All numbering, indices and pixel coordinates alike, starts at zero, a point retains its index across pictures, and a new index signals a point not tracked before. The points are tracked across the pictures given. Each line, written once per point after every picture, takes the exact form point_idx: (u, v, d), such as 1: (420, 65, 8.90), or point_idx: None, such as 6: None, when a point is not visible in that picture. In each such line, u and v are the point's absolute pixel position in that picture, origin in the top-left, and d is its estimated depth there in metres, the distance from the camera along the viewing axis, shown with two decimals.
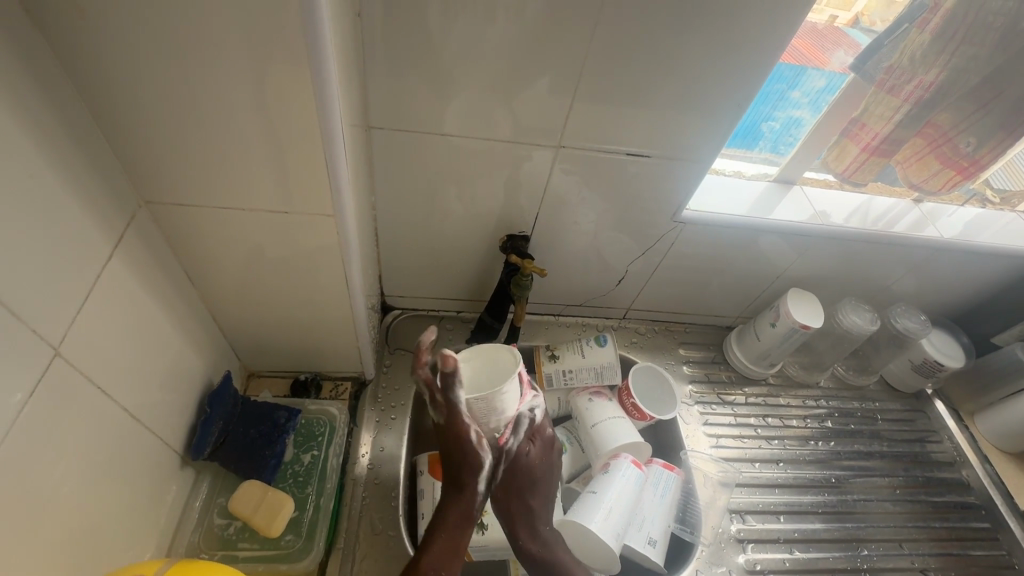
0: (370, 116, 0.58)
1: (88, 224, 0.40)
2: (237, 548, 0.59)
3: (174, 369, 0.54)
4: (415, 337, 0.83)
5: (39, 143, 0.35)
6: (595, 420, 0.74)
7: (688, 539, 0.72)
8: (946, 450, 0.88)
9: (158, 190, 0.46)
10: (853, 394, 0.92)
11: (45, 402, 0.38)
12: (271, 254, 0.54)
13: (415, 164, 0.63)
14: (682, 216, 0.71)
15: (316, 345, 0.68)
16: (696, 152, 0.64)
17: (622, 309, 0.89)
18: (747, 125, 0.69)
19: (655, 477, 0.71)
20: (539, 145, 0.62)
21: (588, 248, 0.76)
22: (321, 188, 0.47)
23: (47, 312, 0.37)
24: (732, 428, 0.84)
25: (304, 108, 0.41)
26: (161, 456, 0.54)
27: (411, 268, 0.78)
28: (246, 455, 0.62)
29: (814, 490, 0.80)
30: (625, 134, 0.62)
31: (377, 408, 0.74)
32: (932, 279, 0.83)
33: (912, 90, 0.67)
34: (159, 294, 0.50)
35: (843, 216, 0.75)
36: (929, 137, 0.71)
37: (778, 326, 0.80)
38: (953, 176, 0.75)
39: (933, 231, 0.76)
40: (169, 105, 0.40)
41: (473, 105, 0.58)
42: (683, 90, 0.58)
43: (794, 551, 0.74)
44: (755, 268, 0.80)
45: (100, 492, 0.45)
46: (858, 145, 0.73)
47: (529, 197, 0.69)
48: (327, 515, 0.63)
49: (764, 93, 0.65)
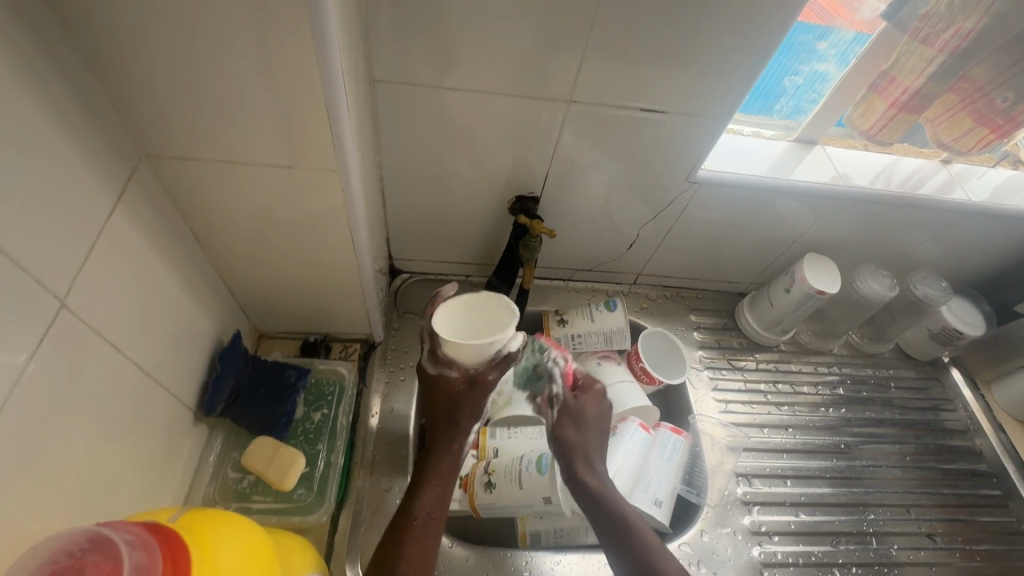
0: (374, 70, 0.56)
1: (88, 178, 0.39)
2: (251, 501, 0.61)
3: (183, 327, 0.54)
4: (424, 300, 0.83)
5: (32, 92, 0.34)
6: (603, 384, 0.74)
7: (694, 500, 0.73)
8: (959, 418, 0.87)
9: (158, 145, 0.45)
10: (867, 361, 0.91)
11: (55, 355, 0.38)
12: (275, 213, 0.53)
13: (422, 122, 0.61)
14: (698, 176, 0.68)
15: (324, 307, 0.68)
16: (715, 107, 0.61)
17: (633, 274, 0.87)
18: (768, 79, 0.66)
19: (662, 441, 0.71)
20: (549, 102, 0.60)
21: (598, 211, 0.75)
22: (322, 143, 0.46)
23: (51, 265, 0.37)
24: (741, 393, 0.83)
25: (303, 56, 0.39)
26: (175, 412, 0.55)
27: (418, 231, 0.77)
28: (257, 411, 0.63)
29: (822, 455, 0.80)
30: (640, 89, 0.59)
31: (386, 369, 0.75)
32: (956, 244, 0.81)
33: (948, 40, 0.63)
34: (165, 252, 0.50)
35: (867, 178, 0.72)
36: (963, 93, 0.68)
37: (793, 292, 0.78)
38: (987, 134, 0.71)
39: (961, 194, 0.73)
40: (165, 52, 0.38)
41: (480, 57, 0.55)
42: (703, 42, 0.54)
43: (800, 514, 0.74)
44: (771, 232, 0.78)
45: (115, 444, 0.46)
46: (886, 100, 0.69)
47: (538, 158, 0.67)
48: (338, 471, 0.64)
49: (785, 45, 0.62)
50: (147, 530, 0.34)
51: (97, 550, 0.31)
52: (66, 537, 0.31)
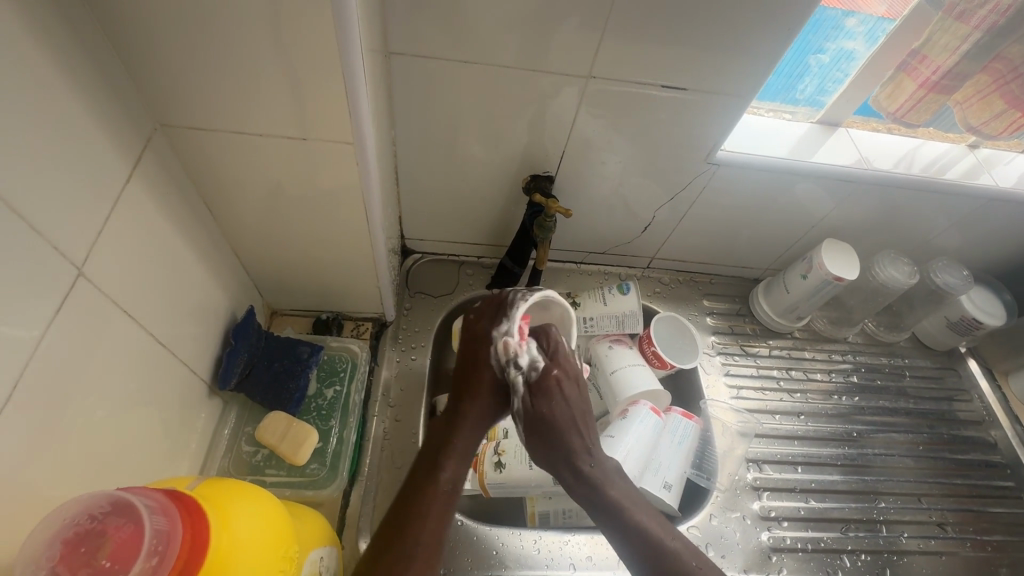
0: (389, 42, 0.54)
1: (103, 145, 0.39)
2: (264, 474, 0.61)
3: (198, 301, 0.54)
4: (435, 281, 0.83)
5: (46, 55, 0.33)
6: (615, 367, 0.74)
7: (704, 485, 0.72)
8: (974, 409, 0.86)
9: (173, 115, 0.44)
10: (882, 350, 0.90)
11: (71, 324, 0.38)
12: (288, 188, 0.53)
13: (437, 98, 0.60)
14: (717, 157, 0.67)
15: (336, 285, 0.68)
16: (739, 85, 0.59)
17: (647, 258, 0.86)
18: (793, 58, 0.64)
19: (673, 425, 0.71)
20: (568, 78, 0.58)
21: (613, 193, 0.73)
22: (338, 115, 0.45)
23: (67, 232, 0.37)
24: (753, 379, 0.83)
25: (319, 22, 0.38)
26: (190, 384, 0.55)
27: (431, 210, 0.76)
28: (271, 387, 0.63)
29: (833, 443, 0.79)
30: (662, 65, 0.57)
31: (397, 349, 0.75)
32: (978, 232, 0.79)
33: (984, 16, 0.61)
34: (180, 225, 0.49)
35: (890, 162, 0.70)
36: (996, 73, 0.65)
37: (810, 278, 0.77)
38: (1018, 117, 0.69)
39: (988, 179, 0.71)
40: (180, 17, 0.37)
41: (497, 30, 0.54)
42: (729, 16, 0.52)
43: (810, 501, 0.74)
44: (789, 216, 0.77)
45: (132, 414, 0.46)
46: (916, 80, 0.67)
47: (554, 136, 0.65)
48: (350, 447, 0.65)
49: (813, 21, 0.60)
50: (165, 495, 0.34)
51: (118, 513, 0.31)
52: (88, 496, 0.31)
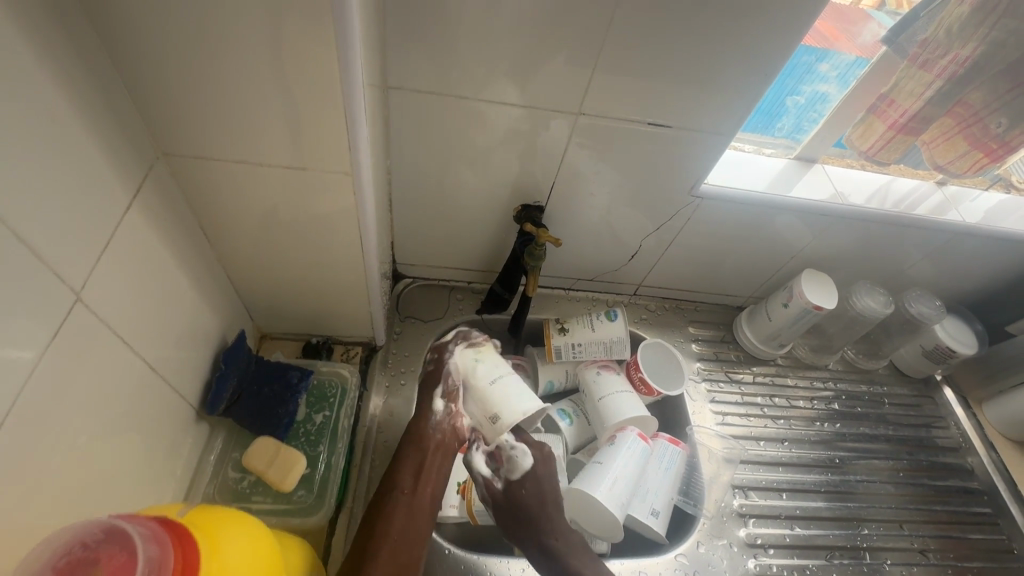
0: (388, 75, 0.56)
1: (106, 171, 0.40)
2: (250, 501, 0.61)
3: (190, 325, 0.54)
4: (425, 305, 0.83)
5: (56, 85, 0.34)
6: (603, 394, 0.75)
7: (691, 512, 0.73)
8: (951, 436, 0.88)
9: (175, 143, 0.45)
10: (861, 377, 0.92)
11: (63, 349, 0.38)
12: (284, 215, 0.54)
13: (432, 130, 0.62)
14: (701, 190, 0.70)
15: (328, 310, 0.69)
16: (720, 123, 0.62)
17: (634, 285, 0.88)
18: (770, 100, 0.68)
19: (660, 451, 0.72)
20: (558, 113, 0.61)
21: (601, 222, 0.75)
22: (337, 145, 0.47)
23: (68, 256, 0.37)
24: (738, 406, 0.84)
25: (323, 59, 0.40)
26: (178, 409, 0.55)
27: (424, 237, 0.77)
28: (259, 411, 0.63)
29: (817, 469, 0.80)
30: (647, 104, 0.60)
31: (386, 373, 0.75)
32: (948, 264, 0.82)
33: (946, 66, 0.65)
34: (176, 249, 0.50)
35: (863, 197, 0.74)
36: (959, 117, 0.69)
37: (791, 307, 0.79)
38: (981, 158, 0.73)
39: (956, 215, 0.75)
40: (190, 52, 0.39)
41: (491, 67, 0.56)
42: (708, 60, 0.56)
43: (794, 528, 0.74)
44: (771, 247, 0.80)
45: (119, 440, 0.46)
46: (885, 122, 0.71)
47: (545, 167, 0.67)
48: (338, 473, 0.64)
49: (789, 65, 0.63)
50: (158, 523, 0.34)
51: (111, 541, 0.32)
52: (81, 522, 0.32)
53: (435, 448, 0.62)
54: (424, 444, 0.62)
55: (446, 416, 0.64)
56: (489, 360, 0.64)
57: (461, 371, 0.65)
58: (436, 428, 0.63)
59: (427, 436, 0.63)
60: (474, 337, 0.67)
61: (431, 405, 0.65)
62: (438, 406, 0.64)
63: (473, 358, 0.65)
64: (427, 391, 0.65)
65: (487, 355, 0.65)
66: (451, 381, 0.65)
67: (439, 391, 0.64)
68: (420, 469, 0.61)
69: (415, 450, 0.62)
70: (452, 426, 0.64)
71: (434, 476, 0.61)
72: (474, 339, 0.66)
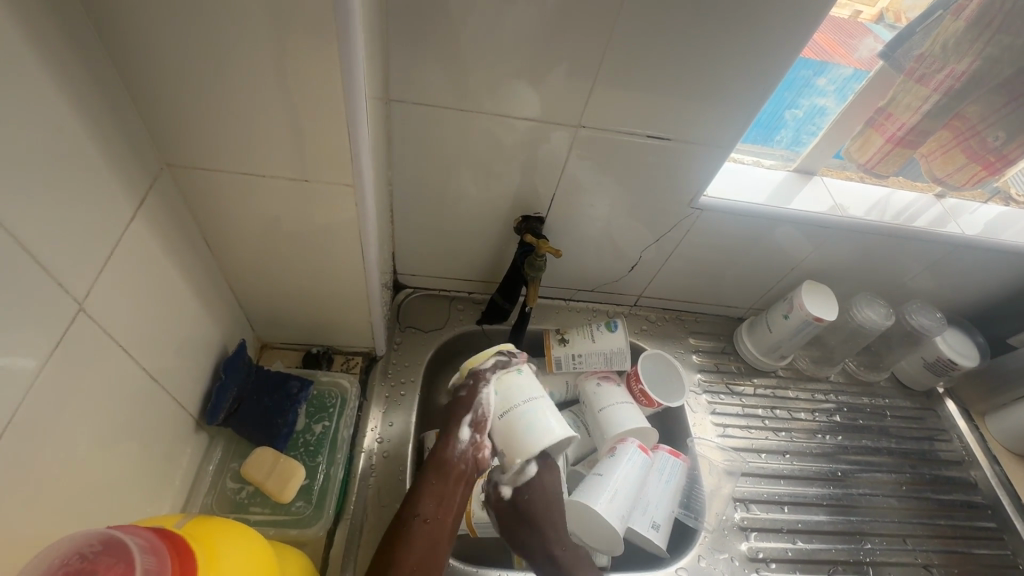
0: (390, 89, 0.57)
1: (112, 183, 0.40)
2: (248, 512, 0.60)
3: (191, 335, 0.55)
4: (425, 315, 0.84)
5: (65, 99, 0.35)
6: (603, 405, 0.74)
7: (692, 525, 0.73)
8: (954, 449, 0.87)
9: (180, 156, 0.46)
10: (863, 389, 0.92)
11: (65, 359, 0.38)
12: (287, 227, 0.54)
13: (433, 142, 0.63)
14: (700, 202, 0.70)
15: (329, 320, 0.69)
16: (719, 136, 0.63)
17: (634, 296, 0.88)
18: (769, 113, 0.69)
19: (661, 463, 0.71)
20: (559, 126, 0.61)
21: (601, 234, 0.76)
22: (339, 158, 0.47)
23: (72, 266, 0.38)
24: (739, 418, 0.84)
25: (327, 74, 0.41)
26: (177, 418, 0.55)
27: (425, 248, 0.78)
28: (258, 421, 0.63)
29: (819, 482, 0.80)
30: (646, 117, 0.61)
31: (387, 384, 0.75)
32: (948, 276, 0.82)
33: (942, 80, 0.65)
34: (179, 260, 0.50)
35: (863, 209, 0.74)
36: (957, 130, 0.70)
37: (791, 318, 0.79)
38: (979, 171, 0.73)
39: (954, 227, 0.75)
40: (196, 67, 0.40)
41: (492, 82, 0.57)
42: (704, 74, 0.56)
43: (797, 542, 0.74)
44: (771, 259, 0.80)
45: (119, 449, 0.46)
46: (883, 135, 0.71)
47: (546, 178, 0.68)
48: (336, 484, 0.64)
49: (788, 79, 0.64)
50: (156, 535, 0.34)
51: (109, 552, 0.32)
52: (82, 532, 0.32)
53: (457, 477, 0.61)
54: (446, 473, 0.61)
55: (471, 447, 0.62)
56: (516, 383, 0.62)
57: (491, 402, 0.62)
58: (460, 458, 0.61)
59: (452, 467, 0.61)
60: (512, 362, 0.64)
61: (456, 434, 0.62)
62: (462, 438, 0.62)
63: (506, 388, 0.62)
64: (457, 418, 0.63)
65: (509, 382, 0.62)
66: (481, 411, 0.62)
67: (467, 421, 0.62)
68: (440, 495, 0.60)
69: (437, 475, 0.61)
70: (476, 457, 0.62)
71: (455, 505, 0.60)
72: (513, 362, 0.64)
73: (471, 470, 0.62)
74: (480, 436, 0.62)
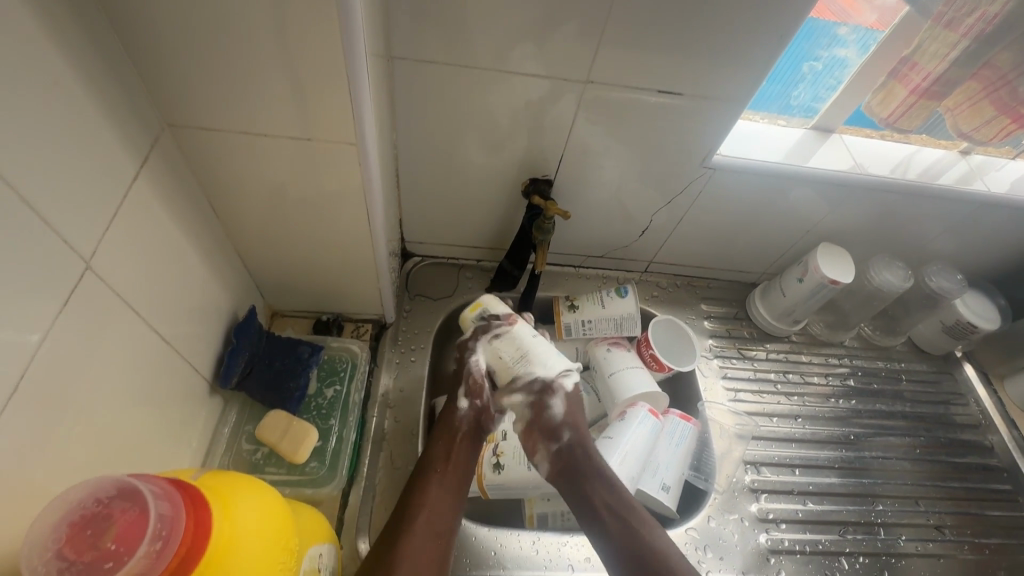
0: (393, 46, 0.55)
1: (114, 143, 0.40)
2: (264, 472, 0.62)
3: (201, 300, 0.55)
4: (434, 282, 0.84)
5: (62, 55, 0.34)
6: (613, 369, 0.74)
7: (702, 486, 0.73)
8: (970, 413, 0.86)
9: (182, 116, 0.45)
10: (878, 353, 0.90)
11: (78, 321, 0.38)
12: (292, 191, 0.54)
13: (438, 103, 0.61)
14: (714, 160, 0.68)
15: (338, 287, 0.69)
16: (736, 90, 0.60)
17: (645, 262, 0.87)
18: (787, 66, 0.66)
19: (671, 428, 0.71)
20: (567, 83, 0.59)
21: (611, 197, 0.74)
22: (341, 117, 0.46)
23: (76, 226, 0.37)
24: (751, 382, 0.83)
25: (325, 26, 0.39)
26: (192, 383, 0.55)
27: (432, 215, 0.77)
28: (271, 385, 0.64)
29: (831, 446, 0.80)
30: (659, 72, 0.58)
31: (397, 350, 0.76)
32: (971, 237, 0.80)
33: (972, 24, 0.62)
34: (185, 224, 0.50)
35: (885, 167, 0.71)
36: (986, 80, 0.67)
37: (806, 282, 0.77)
38: (1008, 124, 0.70)
39: (981, 185, 0.72)
40: (192, 21, 0.39)
41: (497, 37, 0.55)
42: (720, 23, 0.54)
43: (807, 503, 0.74)
44: (786, 221, 0.78)
45: (135, 412, 0.47)
46: (908, 87, 0.68)
47: (554, 140, 0.66)
48: (349, 446, 0.65)
49: (807, 29, 0.61)
50: (169, 482, 0.35)
51: (124, 497, 0.32)
52: (96, 480, 0.33)
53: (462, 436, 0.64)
54: (453, 431, 0.65)
55: (472, 410, 0.66)
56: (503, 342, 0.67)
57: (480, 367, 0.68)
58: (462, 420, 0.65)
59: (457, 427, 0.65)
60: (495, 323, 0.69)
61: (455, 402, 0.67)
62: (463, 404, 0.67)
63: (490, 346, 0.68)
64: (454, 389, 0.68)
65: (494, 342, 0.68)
66: (474, 377, 0.67)
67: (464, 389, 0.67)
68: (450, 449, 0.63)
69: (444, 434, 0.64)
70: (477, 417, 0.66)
71: (465, 458, 0.63)
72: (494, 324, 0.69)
73: (477, 430, 0.66)
74: (476, 396, 0.67)
